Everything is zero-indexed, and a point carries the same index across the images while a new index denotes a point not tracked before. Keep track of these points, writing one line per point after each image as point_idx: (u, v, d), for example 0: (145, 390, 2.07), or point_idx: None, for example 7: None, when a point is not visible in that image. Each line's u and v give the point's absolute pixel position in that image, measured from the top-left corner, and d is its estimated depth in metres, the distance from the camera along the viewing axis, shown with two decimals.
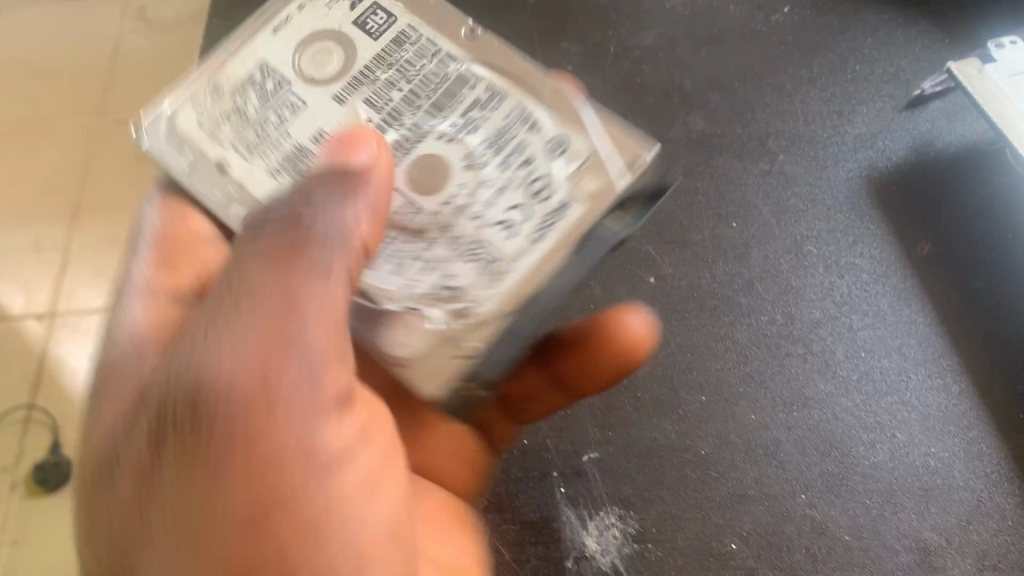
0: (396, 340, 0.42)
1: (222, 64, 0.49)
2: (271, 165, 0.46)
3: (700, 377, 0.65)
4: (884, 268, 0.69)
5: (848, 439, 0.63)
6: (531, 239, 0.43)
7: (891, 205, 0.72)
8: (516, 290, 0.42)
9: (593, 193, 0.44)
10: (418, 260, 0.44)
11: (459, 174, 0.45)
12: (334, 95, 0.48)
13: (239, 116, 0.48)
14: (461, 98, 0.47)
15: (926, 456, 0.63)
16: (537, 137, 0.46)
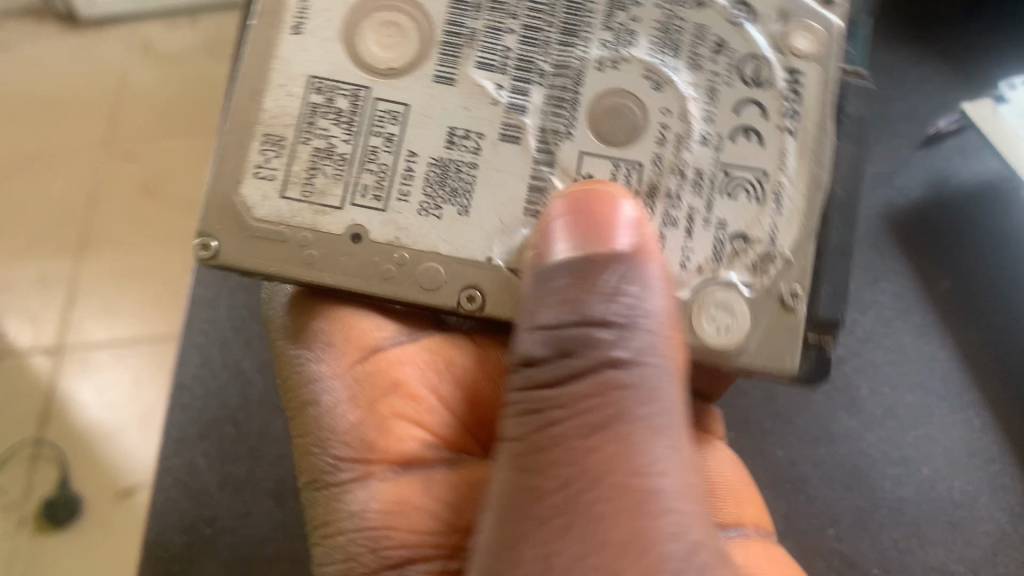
0: (712, 326, 0.39)
1: (260, 115, 0.41)
2: (417, 202, 0.40)
3: (727, 414, 0.66)
4: (905, 304, 0.70)
5: (874, 473, 0.65)
6: (783, 139, 0.41)
7: (910, 242, 0.73)
8: (807, 193, 0.41)
9: (810, 50, 0.42)
10: (678, 219, 0.40)
11: (654, 101, 0.41)
12: (434, 75, 0.41)
13: (327, 155, 0.41)
14: (596, 5, 0.41)
15: (951, 490, 0.65)
16: (712, 14, 0.42)
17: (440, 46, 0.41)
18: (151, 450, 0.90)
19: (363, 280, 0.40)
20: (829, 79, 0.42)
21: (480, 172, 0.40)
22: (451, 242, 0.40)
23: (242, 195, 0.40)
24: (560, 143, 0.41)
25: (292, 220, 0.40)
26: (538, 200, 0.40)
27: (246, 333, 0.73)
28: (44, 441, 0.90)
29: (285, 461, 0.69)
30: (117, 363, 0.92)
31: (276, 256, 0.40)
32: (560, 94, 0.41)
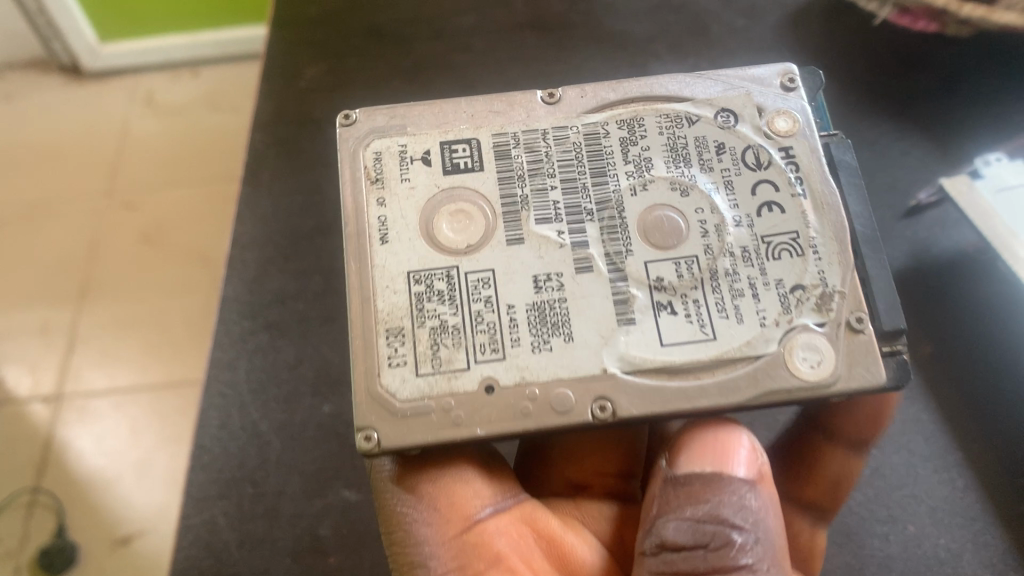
0: (806, 366, 0.52)
1: (377, 316, 0.53)
2: (529, 342, 0.52)
3: None
4: None
5: (861, 531, 0.70)
6: (798, 201, 0.56)
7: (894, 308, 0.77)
8: (834, 235, 0.55)
9: (789, 129, 0.58)
10: (744, 292, 0.53)
11: (687, 201, 0.56)
12: (506, 240, 0.55)
13: (441, 330, 0.53)
14: (612, 147, 0.57)
15: (936, 547, 0.68)
16: (705, 123, 0.58)
17: (506, 216, 0.55)
18: (135, 493, 1.31)
19: (511, 422, 0.51)
20: (813, 146, 0.58)
21: (570, 304, 0.53)
22: (569, 365, 0.52)
23: (383, 383, 0.52)
24: (625, 260, 0.54)
25: (430, 391, 0.51)
26: (626, 308, 0.53)
27: (266, 397, 0.78)
28: (41, 489, 1.31)
29: (301, 520, 0.73)
30: (113, 412, 1.37)
31: (428, 425, 0.51)
32: (611, 222, 0.55)
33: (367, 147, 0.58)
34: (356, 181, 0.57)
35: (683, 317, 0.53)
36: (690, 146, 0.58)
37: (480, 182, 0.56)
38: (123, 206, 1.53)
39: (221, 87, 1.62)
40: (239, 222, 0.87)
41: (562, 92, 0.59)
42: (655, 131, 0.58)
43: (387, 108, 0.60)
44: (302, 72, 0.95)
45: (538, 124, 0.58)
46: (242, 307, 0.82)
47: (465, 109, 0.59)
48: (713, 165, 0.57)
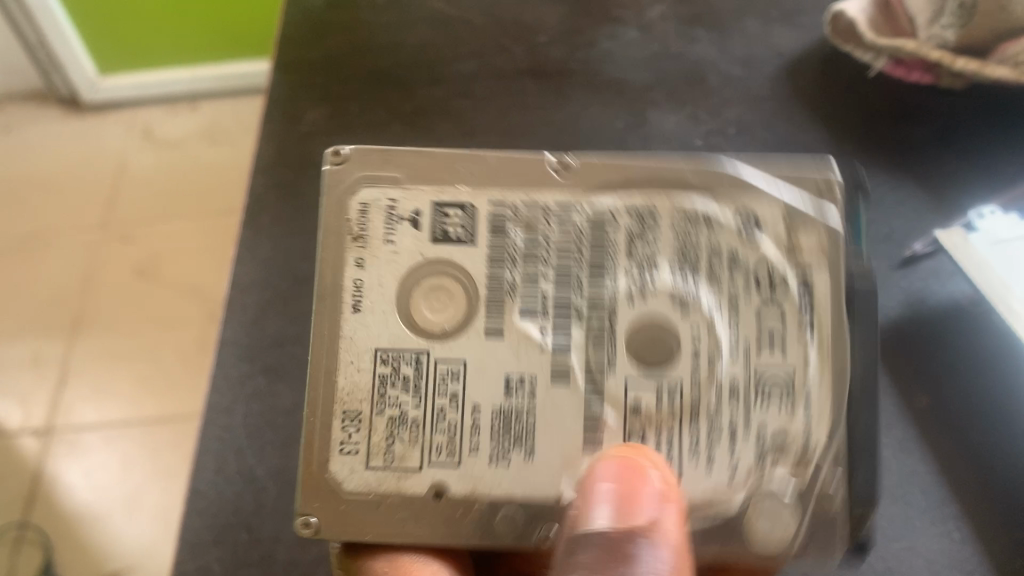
0: (768, 529, 0.53)
1: (337, 397, 0.55)
2: (487, 454, 0.53)
3: None
4: (887, 417, 0.75)
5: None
6: (804, 340, 0.54)
7: (889, 357, 0.78)
8: (831, 386, 0.53)
9: (811, 250, 0.55)
10: (722, 429, 0.53)
11: (688, 321, 0.54)
12: (485, 332, 0.55)
13: (399, 421, 0.54)
14: (618, 239, 0.55)
15: None
16: (723, 226, 0.55)
17: (489, 301, 0.55)
18: (126, 529, 1.31)
19: (452, 535, 0.54)
20: (836, 279, 0.54)
21: (538, 418, 0.53)
22: (523, 486, 0.53)
23: (330, 472, 0.55)
24: (606, 378, 0.53)
25: (380, 487, 0.54)
26: (596, 438, 0.53)
27: (263, 442, 0.79)
28: (27, 525, 1.31)
29: (297, 567, 0.74)
30: (103, 449, 1.37)
31: (365, 522, 0.55)
32: (598, 330, 0.54)
33: (356, 194, 0.57)
34: (339, 229, 0.56)
35: (656, 451, 0.53)
36: (700, 250, 0.54)
37: (468, 258, 0.55)
38: (119, 239, 1.54)
39: (220, 122, 1.62)
40: (240, 267, 0.87)
41: (574, 159, 0.57)
42: (668, 233, 0.55)
43: (378, 153, 0.58)
44: (303, 114, 0.96)
45: (541, 200, 0.56)
46: (240, 350, 0.83)
47: (464, 168, 0.57)
48: (722, 274, 0.54)
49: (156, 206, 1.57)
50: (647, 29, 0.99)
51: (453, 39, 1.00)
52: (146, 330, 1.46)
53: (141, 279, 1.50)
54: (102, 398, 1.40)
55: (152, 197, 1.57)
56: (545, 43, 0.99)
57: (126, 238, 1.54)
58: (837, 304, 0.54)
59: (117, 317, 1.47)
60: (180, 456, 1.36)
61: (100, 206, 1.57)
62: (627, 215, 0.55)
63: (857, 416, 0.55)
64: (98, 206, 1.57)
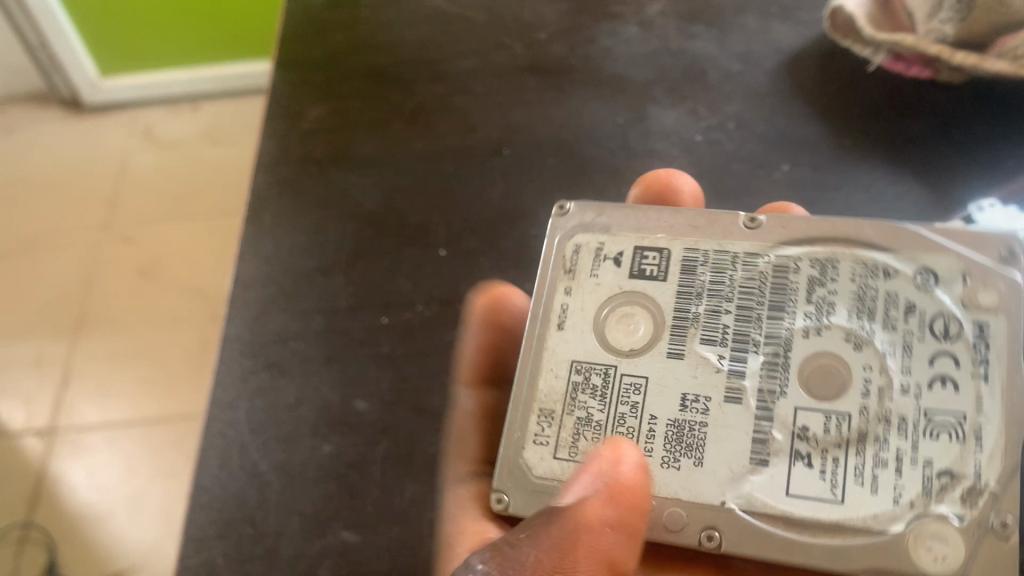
0: (927, 556, 0.48)
1: (537, 397, 0.57)
2: (660, 456, 0.53)
3: None
4: None
5: None
6: (979, 384, 0.49)
7: None
8: (1007, 437, 0.49)
9: (993, 304, 0.51)
10: (885, 462, 0.49)
11: (859, 355, 0.51)
12: (666, 352, 0.55)
13: (586, 422, 0.55)
14: (799, 285, 0.54)
15: None
16: (902, 277, 0.53)
17: (672, 327, 0.56)
18: (130, 527, 1.31)
19: (633, 532, 0.52)
20: (1015, 326, 0.50)
21: (711, 431, 0.52)
22: (688, 488, 0.52)
23: (524, 459, 0.56)
24: (775, 400, 0.52)
25: (565, 477, 0.55)
26: (763, 450, 0.51)
27: (266, 437, 0.80)
28: (31, 524, 1.31)
29: (300, 561, 0.74)
30: (106, 448, 1.37)
31: (552, 506, 0.55)
32: (773, 360, 0.53)
33: (570, 237, 0.61)
34: (547, 267, 0.61)
35: (817, 471, 0.50)
36: (871, 298, 0.53)
37: (659, 291, 0.57)
38: (122, 239, 1.55)
39: (220, 123, 1.63)
40: (243, 263, 0.89)
41: (765, 218, 0.57)
42: (847, 278, 0.54)
43: (600, 205, 0.61)
44: (305, 112, 0.97)
45: (731, 245, 0.57)
46: (243, 347, 0.85)
47: (679, 217, 0.59)
48: (897, 315, 0.52)
49: (158, 205, 1.57)
50: (646, 26, 1.00)
51: (454, 37, 1.01)
52: (149, 329, 1.46)
53: (144, 279, 1.51)
54: (105, 397, 1.41)
55: (154, 197, 1.58)
56: (545, 40, 0.99)
57: (129, 237, 1.55)
58: (1019, 353, 0.50)
59: (119, 316, 1.48)
60: (184, 456, 1.36)
61: (102, 205, 1.58)
62: (807, 261, 0.55)
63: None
64: (100, 206, 1.58)
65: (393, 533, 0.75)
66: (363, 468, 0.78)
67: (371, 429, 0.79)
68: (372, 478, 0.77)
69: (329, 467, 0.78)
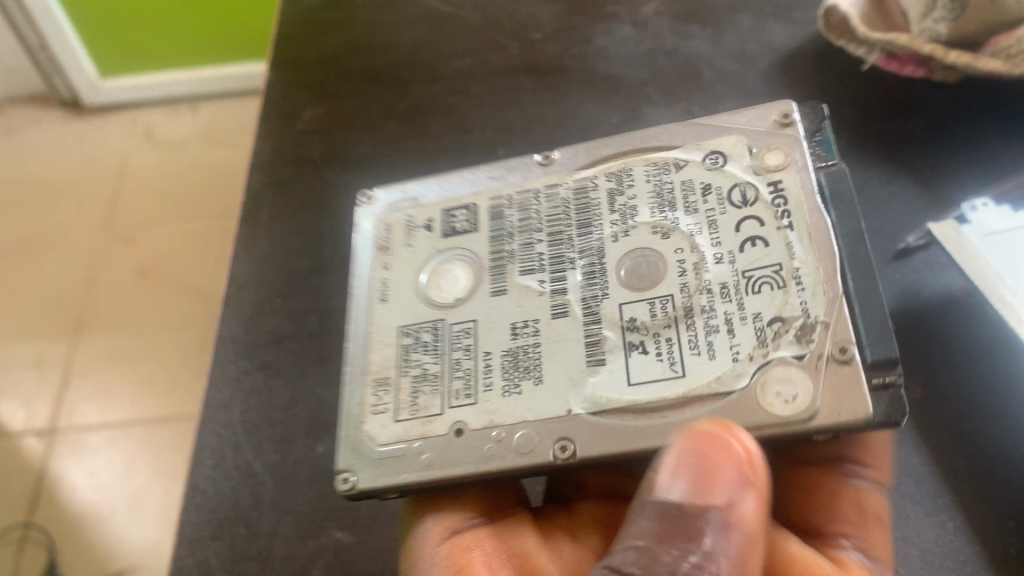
0: (779, 401, 0.51)
1: (369, 368, 0.61)
2: (500, 387, 0.56)
3: None
4: None
5: None
6: (784, 233, 0.56)
7: None
8: (819, 263, 0.54)
9: (779, 164, 0.59)
10: (718, 328, 0.53)
11: (668, 243, 0.58)
12: (490, 292, 0.60)
13: (422, 377, 0.59)
14: (601, 202, 0.61)
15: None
16: (694, 167, 0.61)
17: (492, 268, 0.61)
18: (129, 526, 1.31)
19: (473, 463, 0.54)
20: (802, 178, 0.58)
21: (544, 348, 0.56)
22: (536, 408, 0.55)
23: (366, 430, 0.58)
24: (600, 303, 0.57)
25: (406, 435, 0.57)
26: (597, 350, 0.55)
27: (260, 437, 0.80)
28: (32, 524, 1.31)
29: (293, 562, 0.74)
30: (105, 448, 1.37)
31: (396, 462, 0.56)
32: (592, 269, 0.58)
33: (383, 216, 0.68)
34: (367, 248, 0.66)
35: (653, 355, 0.54)
36: (670, 190, 0.60)
37: (475, 241, 0.63)
38: (121, 240, 1.55)
39: (220, 124, 1.63)
40: (238, 263, 0.90)
41: (558, 154, 0.66)
42: (643, 182, 0.61)
43: (408, 186, 0.69)
44: (301, 113, 0.98)
45: (531, 185, 0.64)
46: (238, 347, 0.85)
47: (471, 178, 0.67)
48: (698, 199, 0.59)
49: (155, 206, 1.57)
50: (640, 26, 1.00)
51: (450, 37, 1.01)
52: (146, 329, 1.46)
53: (140, 279, 1.51)
54: (104, 398, 1.41)
55: (153, 198, 1.58)
56: (541, 40, 1.00)
57: (126, 238, 1.55)
58: (808, 192, 0.57)
59: (117, 317, 1.48)
60: (180, 455, 1.36)
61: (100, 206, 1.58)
62: (604, 180, 0.63)
63: (851, 278, 0.54)
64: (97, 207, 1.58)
65: (388, 533, 0.74)
66: None
67: None
68: None
69: (323, 468, 0.78)
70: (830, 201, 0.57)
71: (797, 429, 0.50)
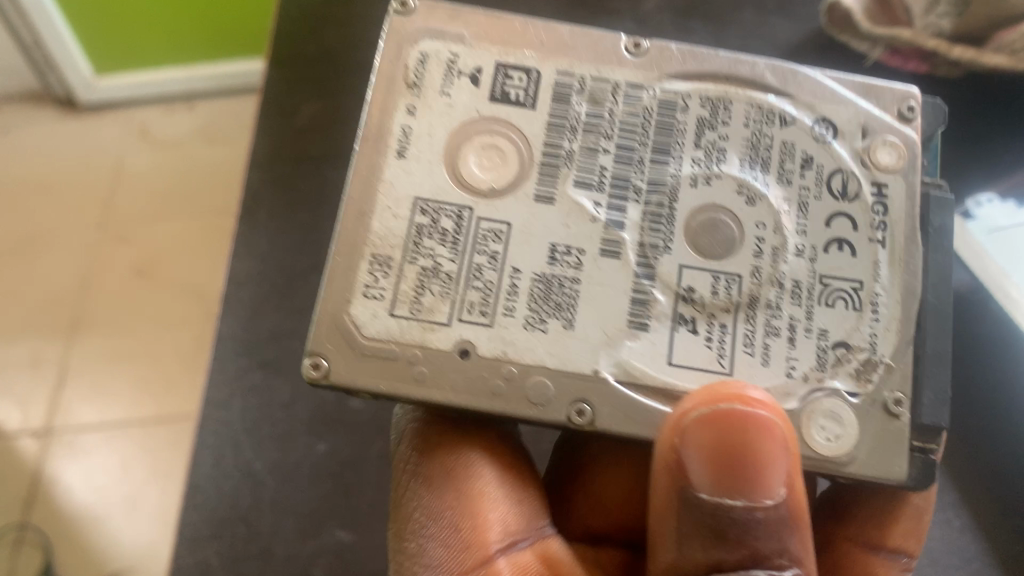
0: (822, 435, 0.53)
1: (370, 238, 0.54)
2: (524, 318, 0.54)
3: None
4: None
5: None
6: (873, 247, 0.56)
7: None
8: (900, 298, 0.56)
9: (891, 165, 0.58)
10: (779, 332, 0.54)
11: (749, 211, 0.56)
12: (534, 195, 0.56)
13: (433, 273, 0.54)
14: (686, 125, 0.57)
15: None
16: (798, 130, 0.58)
17: (541, 168, 0.56)
18: (129, 528, 1.31)
19: (477, 396, 0.52)
20: (910, 188, 0.58)
21: (583, 288, 0.54)
22: (560, 357, 0.53)
23: (352, 314, 0.53)
24: (658, 258, 0.55)
25: (400, 335, 0.53)
26: (642, 313, 0.54)
27: (260, 436, 0.81)
28: (29, 526, 1.30)
29: (295, 561, 0.76)
30: (103, 448, 1.36)
31: (387, 368, 0.53)
32: (657, 210, 0.56)
33: (418, 45, 0.58)
34: (388, 84, 0.57)
35: (702, 338, 0.54)
36: (762, 145, 0.57)
37: (526, 121, 0.57)
38: (118, 238, 1.54)
39: (219, 121, 1.63)
40: (237, 261, 0.88)
41: (650, 43, 0.59)
42: (739, 121, 0.58)
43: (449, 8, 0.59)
44: (300, 108, 0.96)
45: (612, 76, 0.58)
46: (238, 345, 0.84)
47: (537, 34, 0.59)
48: (792, 169, 0.57)
49: (152, 203, 1.57)
50: (642, 21, 0.99)
51: None
52: (143, 328, 1.46)
53: (137, 277, 1.50)
54: (100, 397, 1.40)
55: (151, 195, 1.57)
56: None
57: (122, 236, 1.54)
58: (909, 213, 0.57)
59: (113, 315, 1.47)
60: (179, 455, 1.36)
61: (96, 203, 1.57)
62: (700, 100, 0.58)
63: (922, 324, 0.56)
64: (93, 203, 1.57)
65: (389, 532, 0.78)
66: (359, 467, 0.80)
67: (368, 430, 0.81)
68: (369, 478, 0.79)
69: (325, 467, 0.80)
70: (928, 234, 0.58)
71: (827, 468, 0.53)
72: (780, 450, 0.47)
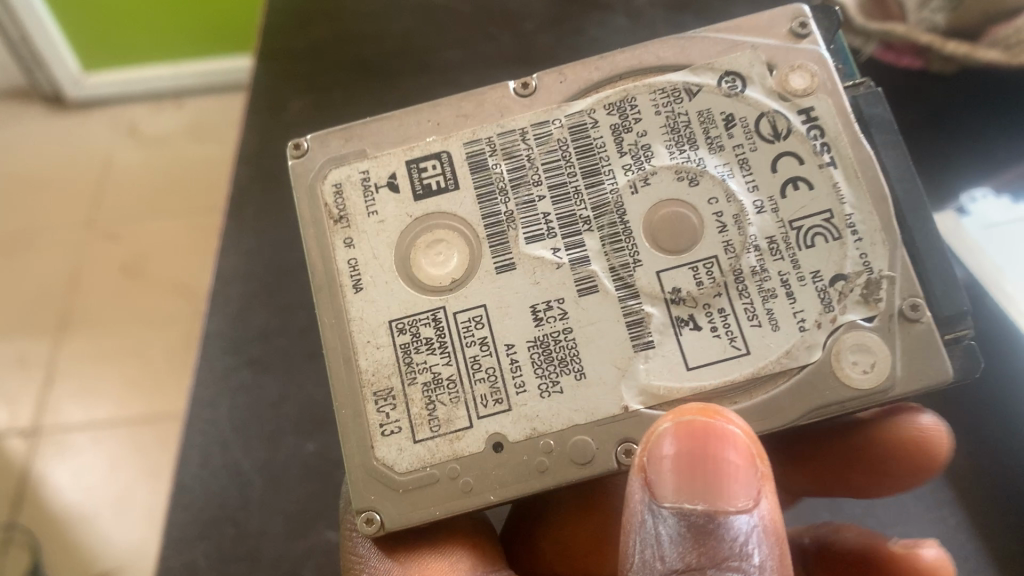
0: (856, 370, 0.53)
1: (361, 380, 0.54)
2: (537, 386, 0.53)
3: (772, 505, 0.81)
4: None
5: None
6: (826, 172, 0.55)
7: None
8: (873, 209, 0.55)
9: (807, 87, 0.57)
10: (775, 292, 0.53)
11: (696, 191, 0.56)
12: (495, 268, 0.55)
13: (434, 382, 0.54)
14: (604, 138, 0.57)
15: None
16: (709, 91, 0.57)
17: (490, 241, 0.56)
18: (116, 529, 1.30)
19: (525, 481, 0.52)
20: (834, 102, 0.57)
21: (578, 334, 0.54)
22: (584, 408, 0.53)
23: (380, 459, 0.53)
24: (632, 273, 0.55)
25: (431, 457, 0.53)
26: (642, 331, 0.54)
27: (248, 435, 0.80)
28: (16, 526, 1.29)
29: (284, 561, 0.76)
30: (91, 448, 1.35)
31: (432, 495, 0.53)
32: (613, 229, 0.55)
33: (325, 179, 0.58)
34: (309, 230, 0.58)
35: (708, 330, 0.54)
36: (687, 117, 0.57)
37: (456, 204, 0.57)
38: (105, 237, 1.52)
39: (206, 119, 1.59)
40: (223, 258, 0.87)
41: (536, 81, 0.59)
42: (650, 112, 0.57)
43: (341, 129, 0.60)
44: (288, 105, 0.96)
45: (515, 125, 0.58)
46: (225, 343, 0.83)
47: (429, 119, 0.59)
48: (723, 134, 0.56)
49: (139, 200, 1.55)
50: (634, 16, 0.98)
51: (440, 28, 0.99)
52: (130, 326, 1.44)
53: (123, 274, 1.49)
54: (86, 397, 1.39)
55: (138, 192, 1.56)
56: (532, 31, 0.98)
57: (108, 233, 1.53)
58: (844, 121, 0.56)
59: (100, 313, 1.46)
60: (167, 456, 1.34)
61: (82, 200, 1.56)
62: (608, 108, 0.57)
63: (904, 221, 0.56)
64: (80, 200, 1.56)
65: None
66: None
67: None
68: None
69: (314, 466, 0.79)
70: (867, 127, 0.58)
71: (875, 400, 0.53)
72: (736, 456, 0.46)
